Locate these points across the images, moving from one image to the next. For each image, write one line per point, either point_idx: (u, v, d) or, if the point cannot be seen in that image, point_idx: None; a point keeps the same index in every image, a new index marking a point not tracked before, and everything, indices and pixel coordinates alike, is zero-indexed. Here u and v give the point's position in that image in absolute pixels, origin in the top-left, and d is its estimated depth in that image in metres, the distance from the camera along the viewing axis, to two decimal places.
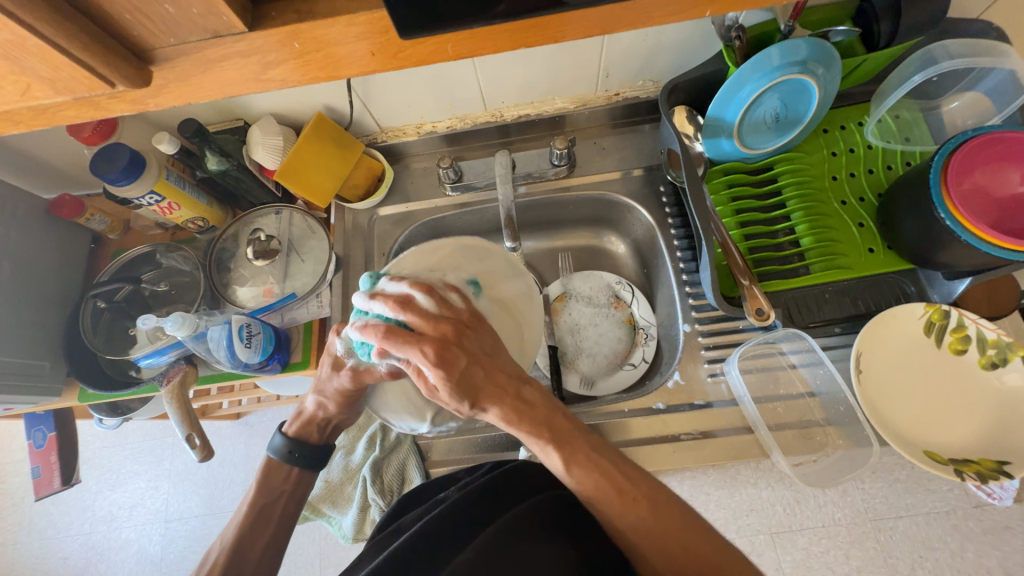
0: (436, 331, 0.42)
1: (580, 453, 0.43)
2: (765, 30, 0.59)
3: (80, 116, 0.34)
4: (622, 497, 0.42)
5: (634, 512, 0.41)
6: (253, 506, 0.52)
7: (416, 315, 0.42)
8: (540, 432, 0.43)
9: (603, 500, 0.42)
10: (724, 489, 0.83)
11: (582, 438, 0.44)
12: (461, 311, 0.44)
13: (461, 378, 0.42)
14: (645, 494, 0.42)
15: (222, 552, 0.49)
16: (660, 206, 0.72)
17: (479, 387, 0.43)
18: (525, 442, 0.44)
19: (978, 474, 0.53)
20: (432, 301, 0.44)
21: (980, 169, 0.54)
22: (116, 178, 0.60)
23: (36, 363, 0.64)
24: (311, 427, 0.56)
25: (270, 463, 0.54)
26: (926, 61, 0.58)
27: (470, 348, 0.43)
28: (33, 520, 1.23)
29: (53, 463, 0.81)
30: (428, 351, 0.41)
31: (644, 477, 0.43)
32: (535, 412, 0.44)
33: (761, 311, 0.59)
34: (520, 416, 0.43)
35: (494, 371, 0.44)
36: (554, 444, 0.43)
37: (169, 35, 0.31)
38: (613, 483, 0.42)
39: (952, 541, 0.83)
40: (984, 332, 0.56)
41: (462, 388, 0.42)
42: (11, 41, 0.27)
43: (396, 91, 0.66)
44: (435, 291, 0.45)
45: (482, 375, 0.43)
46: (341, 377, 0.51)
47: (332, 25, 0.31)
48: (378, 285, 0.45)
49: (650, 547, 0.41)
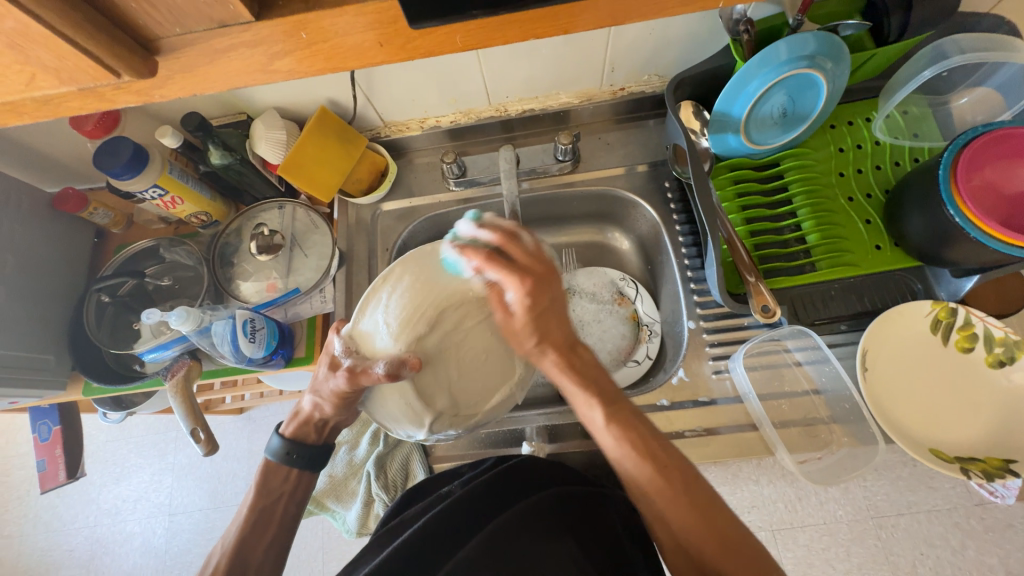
0: (528, 270, 0.44)
1: (624, 414, 0.43)
2: (773, 24, 0.58)
3: (84, 107, 0.33)
4: (655, 463, 0.41)
5: (665, 485, 0.41)
6: (253, 508, 0.52)
7: (516, 249, 0.45)
8: (588, 386, 0.44)
9: (638, 472, 0.42)
10: (727, 487, 0.83)
11: (629, 404, 0.45)
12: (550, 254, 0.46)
13: (538, 313, 0.44)
14: (674, 471, 0.41)
15: (225, 553, 0.49)
16: (665, 202, 0.72)
17: (548, 330, 0.45)
18: (571, 394, 0.45)
19: (983, 472, 0.53)
20: (534, 240, 0.46)
21: (990, 165, 0.54)
22: (120, 172, 0.60)
23: (40, 357, 0.64)
24: (308, 427, 0.55)
25: (268, 465, 0.54)
26: (937, 56, 0.57)
27: (554, 291, 0.45)
28: (38, 513, 1.24)
29: (58, 456, 0.81)
30: (522, 279, 0.44)
31: (676, 457, 0.42)
32: (589, 369, 0.45)
33: (766, 308, 0.58)
34: (575, 367, 0.45)
35: (564, 320, 0.45)
36: (600, 400, 0.44)
37: (175, 25, 0.31)
38: (648, 447, 0.42)
39: (954, 539, 0.83)
40: (992, 330, 0.56)
41: (538, 323, 0.44)
42: (16, 30, 0.27)
43: (400, 84, 0.66)
44: (533, 235, 0.47)
45: (554, 319, 0.45)
46: (336, 378, 0.51)
47: (339, 16, 0.31)
48: (472, 223, 0.48)
49: (677, 525, 0.40)
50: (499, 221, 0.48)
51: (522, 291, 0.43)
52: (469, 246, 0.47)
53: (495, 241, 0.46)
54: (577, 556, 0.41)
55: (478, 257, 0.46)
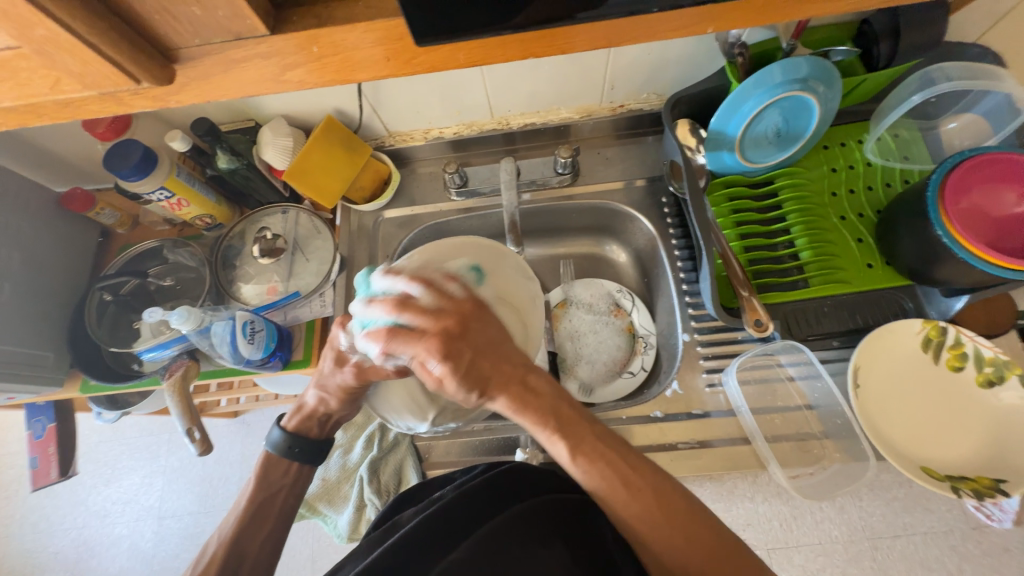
0: (438, 326, 0.41)
1: (587, 444, 0.42)
2: (766, 49, 0.61)
3: (103, 110, 0.35)
4: (627, 487, 0.41)
5: (638, 503, 0.41)
6: (251, 502, 0.52)
7: (421, 311, 0.41)
8: (546, 422, 0.43)
9: (610, 494, 0.41)
10: (723, 503, 0.82)
11: (597, 429, 0.44)
12: (460, 292, 0.44)
13: (468, 371, 0.41)
14: (648, 489, 0.41)
15: (220, 544, 0.49)
16: (662, 217, 0.73)
17: (486, 378, 0.42)
18: (532, 433, 0.43)
19: (974, 491, 0.53)
20: (436, 290, 0.43)
21: (977, 188, 0.55)
22: (128, 174, 0.62)
23: (40, 354, 0.64)
24: (312, 421, 0.55)
25: (268, 457, 0.54)
26: (925, 82, 0.59)
27: (474, 337, 0.42)
28: (26, 513, 1.23)
29: (52, 454, 0.81)
30: (438, 342, 0.40)
31: (650, 471, 0.42)
32: (541, 400, 0.43)
33: (759, 322, 0.59)
34: (527, 408, 0.42)
35: (499, 359, 0.43)
36: (561, 433, 0.43)
37: (194, 36, 0.32)
38: (620, 472, 0.42)
39: (951, 563, 0.82)
40: (981, 350, 0.57)
41: (471, 377, 0.41)
42: (47, 38, 0.28)
43: (406, 96, 0.68)
44: (439, 276, 0.44)
45: (488, 362, 0.42)
46: (343, 373, 0.51)
47: (350, 31, 0.32)
48: (364, 300, 0.43)
49: (657, 543, 0.41)
50: (396, 281, 0.43)
51: (442, 357, 0.40)
52: (379, 318, 0.42)
53: (398, 306, 0.41)
54: (569, 562, 0.42)
55: (387, 333, 0.41)
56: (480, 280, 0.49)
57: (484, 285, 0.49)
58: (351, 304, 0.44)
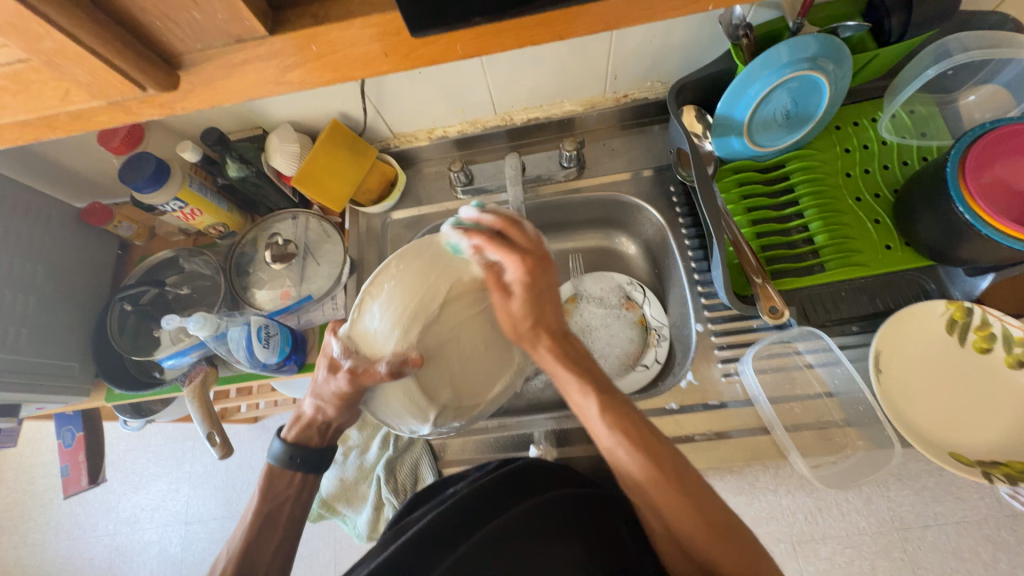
0: (527, 252, 0.52)
1: (616, 404, 0.47)
2: (772, 29, 0.59)
3: (112, 120, 0.36)
4: (648, 454, 0.44)
5: (655, 472, 0.43)
6: (258, 514, 0.52)
7: (515, 232, 0.52)
8: (581, 376, 0.49)
9: (630, 458, 0.44)
10: (743, 495, 0.81)
11: (624, 402, 0.47)
12: (548, 245, 0.54)
13: (534, 295, 0.52)
14: (669, 468, 0.43)
15: (231, 561, 0.49)
16: (671, 206, 0.72)
17: (541, 314, 0.52)
18: (568, 381, 0.49)
19: (1006, 476, 0.51)
20: (529, 232, 0.53)
21: (1001, 161, 0.53)
22: (143, 185, 0.63)
23: (66, 363, 0.66)
24: (311, 430, 0.57)
25: (271, 470, 0.55)
26: (941, 54, 0.57)
27: (542, 279, 0.52)
28: (60, 521, 1.27)
29: (81, 462, 0.84)
30: (521, 260, 0.51)
31: (670, 449, 0.44)
32: (580, 358, 0.51)
33: (774, 309, 0.58)
34: (564, 355, 0.51)
35: (555, 311, 0.54)
36: (595, 389, 0.48)
37: (196, 41, 0.33)
38: (641, 436, 0.44)
39: (985, 552, 0.79)
40: (1010, 329, 0.55)
41: (534, 303, 0.52)
42: (54, 49, 0.29)
43: (409, 96, 0.68)
44: (532, 224, 0.54)
45: (548, 304, 0.53)
46: (338, 380, 0.52)
47: (347, 29, 0.33)
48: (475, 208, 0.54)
49: (676, 520, 0.41)
50: (503, 209, 0.54)
51: (521, 269, 0.51)
52: (472, 228, 0.53)
53: (496, 223, 0.52)
54: (581, 557, 0.42)
55: (479, 238, 0.53)
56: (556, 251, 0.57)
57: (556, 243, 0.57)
58: (445, 219, 0.56)
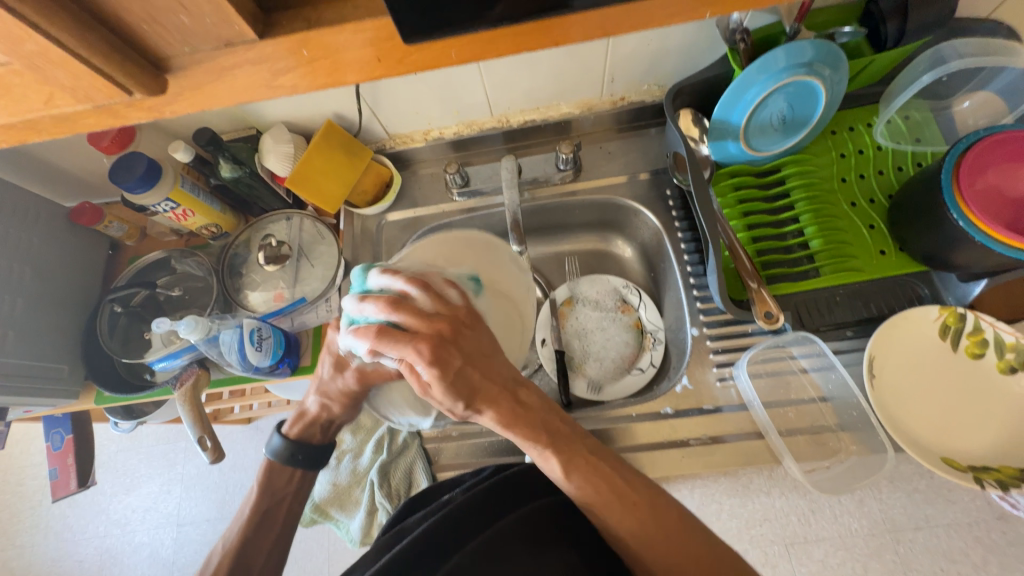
0: (430, 329, 0.42)
1: (580, 458, 0.43)
2: (769, 33, 0.59)
3: (99, 124, 0.35)
4: (623, 502, 0.42)
5: (633, 517, 0.41)
6: (255, 510, 0.52)
7: (414, 314, 0.42)
8: (538, 436, 0.44)
9: (603, 508, 0.42)
10: (736, 498, 0.81)
11: (587, 454, 0.44)
12: (457, 301, 0.45)
13: (456, 379, 0.42)
14: (644, 505, 0.42)
15: (227, 553, 0.49)
16: (667, 210, 0.72)
17: (477, 386, 0.43)
18: (523, 447, 0.44)
19: (998, 481, 0.51)
20: (438, 295, 0.44)
21: (994, 168, 0.53)
22: (133, 186, 0.62)
23: (54, 366, 0.65)
24: (313, 428, 0.55)
25: (270, 465, 0.54)
26: (935, 60, 0.58)
27: (467, 344, 0.43)
28: (50, 523, 1.26)
29: (70, 465, 0.83)
30: (429, 348, 0.41)
31: (641, 482, 0.43)
32: (531, 414, 0.44)
33: (769, 314, 0.58)
34: (516, 420, 0.44)
35: (489, 370, 0.44)
36: (553, 449, 0.43)
37: (184, 45, 0.32)
38: (614, 487, 0.42)
39: (975, 554, 0.80)
40: (1002, 335, 0.55)
41: (458, 386, 0.42)
42: (38, 52, 0.29)
43: (404, 97, 0.67)
44: (440, 280, 0.47)
45: (478, 373, 0.43)
46: (345, 377, 0.53)
47: (339, 32, 0.32)
48: (357, 297, 0.43)
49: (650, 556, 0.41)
50: (394, 281, 0.44)
51: (432, 361, 0.40)
52: (373, 292, 0.43)
53: (389, 305, 0.42)
54: (576, 564, 0.41)
55: (375, 326, 0.41)
56: (477, 292, 0.50)
57: (479, 297, 0.50)
58: (339, 309, 0.45)
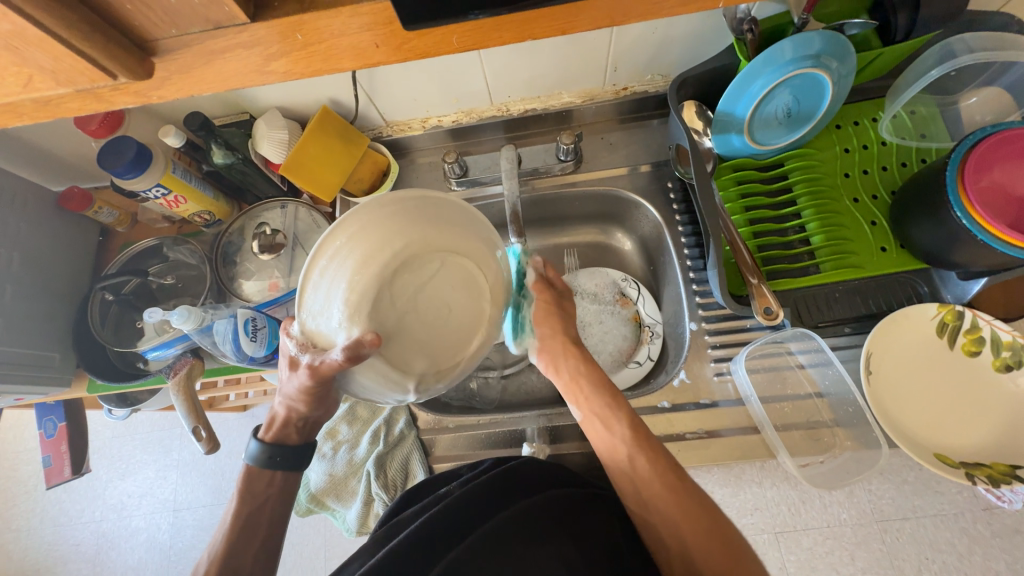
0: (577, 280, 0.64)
1: (639, 432, 0.51)
2: (778, 22, 0.58)
3: (83, 108, 0.34)
4: (662, 476, 0.48)
5: (665, 493, 0.47)
6: (238, 516, 0.51)
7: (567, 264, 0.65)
8: (606, 397, 0.53)
9: (644, 479, 0.49)
10: (728, 488, 0.83)
11: (644, 430, 0.51)
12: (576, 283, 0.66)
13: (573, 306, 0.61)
14: (677, 483, 0.48)
15: (211, 561, 0.49)
16: (668, 202, 0.71)
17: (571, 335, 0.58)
18: (592, 406, 0.53)
19: (989, 477, 0.52)
20: None
21: (999, 166, 0.52)
22: (124, 171, 0.61)
23: (45, 354, 0.65)
24: (289, 428, 0.55)
25: (250, 470, 0.53)
26: (945, 54, 0.56)
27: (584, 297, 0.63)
28: (45, 508, 1.26)
29: (64, 452, 0.83)
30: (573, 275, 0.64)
31: (677, 468, 0.49)
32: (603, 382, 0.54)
33: (769, 310, 0.57)
34: (586, 370, 0.55)
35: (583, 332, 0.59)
36: (619, 417, 0.52)
37: (171, 26, 0.31)
38: (664, 475, 0.48)
39: (959, 543, 0.82)
40: (999, 333, 0.55)
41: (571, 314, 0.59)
42: (13, 32, 0.27)
43: (402, 83, 0.66)
44: None
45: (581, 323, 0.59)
46: (301, 377, 0.47)
47: (336, 16, 0.31)
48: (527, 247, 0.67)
49: (673, 528, 0.46)
50: None
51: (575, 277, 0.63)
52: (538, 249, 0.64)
53: None
54: (570, 557, 0.41)
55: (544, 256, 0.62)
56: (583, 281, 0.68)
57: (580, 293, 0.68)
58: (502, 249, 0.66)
